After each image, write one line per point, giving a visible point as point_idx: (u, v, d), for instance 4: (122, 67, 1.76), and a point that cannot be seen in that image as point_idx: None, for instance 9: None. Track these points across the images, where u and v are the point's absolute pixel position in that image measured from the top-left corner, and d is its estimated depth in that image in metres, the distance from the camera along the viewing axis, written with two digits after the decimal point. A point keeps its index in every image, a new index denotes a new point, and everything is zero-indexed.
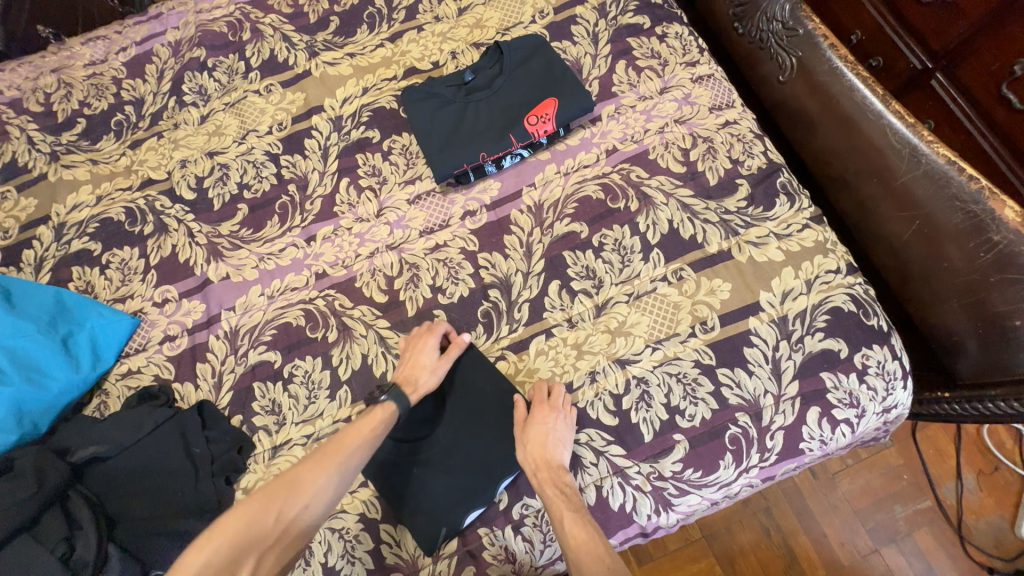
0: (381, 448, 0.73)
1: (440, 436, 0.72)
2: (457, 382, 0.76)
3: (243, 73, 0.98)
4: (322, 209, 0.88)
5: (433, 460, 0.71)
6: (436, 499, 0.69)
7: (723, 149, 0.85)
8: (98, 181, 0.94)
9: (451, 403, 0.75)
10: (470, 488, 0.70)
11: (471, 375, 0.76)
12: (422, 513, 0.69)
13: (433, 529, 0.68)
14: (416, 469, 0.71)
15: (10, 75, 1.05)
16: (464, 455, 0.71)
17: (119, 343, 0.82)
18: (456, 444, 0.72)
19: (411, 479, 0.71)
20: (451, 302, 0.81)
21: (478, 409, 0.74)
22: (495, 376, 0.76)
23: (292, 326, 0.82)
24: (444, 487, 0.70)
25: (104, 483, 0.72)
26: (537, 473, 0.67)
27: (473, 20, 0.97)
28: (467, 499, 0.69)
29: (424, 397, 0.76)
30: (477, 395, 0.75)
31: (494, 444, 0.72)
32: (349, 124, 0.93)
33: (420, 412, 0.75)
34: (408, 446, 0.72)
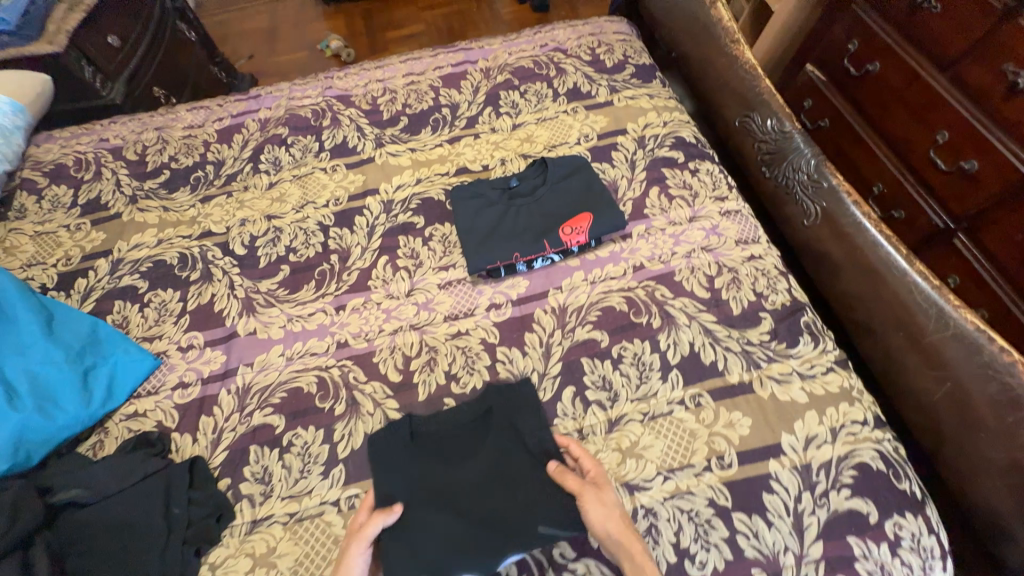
0: (409, 466, 0.72)
1: (465, 477, 0.71)
2: (507, 422, 0.76)
3: (315, 153, 1.11)
4: (357, 281, 0.93)
5: (445, 494, 0.70)
6: (437, 538, 0.66)
7: (747, 282, 0.87)
8: (163, 226, 1.03)
9: (490, 444, 0.74)
10: (471, 545, 0.65)
11: (523, 423, 0.75)
12: (415, 557, 0.64)
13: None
14: (432, 499, 0.69)
15: (119, 127, 1.21)
16: (484, 497, 0.69)
17: (134, 382, 0.83)
18: (482, 491, 0.69)
19: (422, 508, 0.68)
20: (463, 393, 0.81)
21: (519, 456, 0.72)
22: (545, 431, 0.74)
23: (303, 392, 0.82)
24: (454, 526, 0.67)
25: (74, 533, 0.69)
26: (622, 540, 0.62)
27: (525, 135, 1.09)
28: (464, 555, 0.64)
29: (470, 429, 0.76)
30: (530, 445, 0.73)
31: (527, 506, 0.68)
32: (398, 208, 1.01)
33: (461, 443, 0.74)
34: (437, 472, 0.72)
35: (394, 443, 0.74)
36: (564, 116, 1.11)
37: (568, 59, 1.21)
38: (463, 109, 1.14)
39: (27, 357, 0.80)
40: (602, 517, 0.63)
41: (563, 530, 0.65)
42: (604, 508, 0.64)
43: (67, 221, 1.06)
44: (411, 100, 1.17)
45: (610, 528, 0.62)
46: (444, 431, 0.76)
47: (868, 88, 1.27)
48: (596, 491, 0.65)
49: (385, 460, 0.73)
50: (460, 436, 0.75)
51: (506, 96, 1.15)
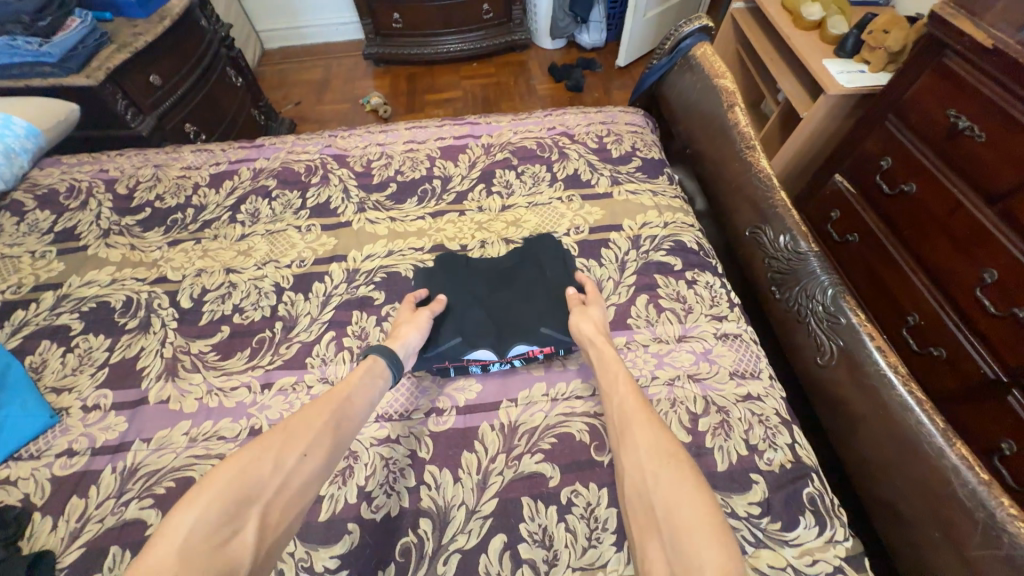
0: (452, 271, 0.89)
1: (498, 286, 0.87)
2: (533, 253, 0.91)
3: (295, 209, 1.07)
4: (294, 357, 0.83)
5: (477, 295, 0.85)
6: (464, 324, 0.81)
7: (739, 428, 0.72)
8: (123, 265, 0.99)
9: (519, 267, 0.89)
10: (491, 331, 0.79)
11: (547, 255, 0.90)
12: (447, 329, 0.80)
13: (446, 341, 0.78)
14: (466, 298, 0.84)
15: (122, 160, 1.23)
16: (504, 306, 0.83)
17: (19, 442, 0.74)
18: (509, 298, 0.84)
19: (457, 302, 0.84)
20: (372, 520, 0.67)
21: (541, 276, 0.87)
22: (563, 267, 0.89)
23: (191, 485, 0.70)
24: (480, 316, 0.82)
25: None
26: (594, 338, 0.76)
27: (512, 218, 1.01)
28: (486, 333, 0.79)
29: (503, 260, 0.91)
30: (550, 271, 0.88)
31: (543, 311, 0.82)
32: (361, 279, 0.93)
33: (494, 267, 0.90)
34: (473, 281, 0.87)
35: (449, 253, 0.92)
36: (557, 203, 1.04)
37: (572, 144, 1.16)
38: (454, 183, 1.09)
39: None
40: (586, 317, 0.78)
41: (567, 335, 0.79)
42: (586, 317, 0.78)
43: (35, 247, 1.03)
44: (405, 167, 1.13)
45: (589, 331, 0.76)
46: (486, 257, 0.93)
47: (901, 209, 1.15)
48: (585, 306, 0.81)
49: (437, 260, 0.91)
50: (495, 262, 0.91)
51: (501, 175, 1.10)
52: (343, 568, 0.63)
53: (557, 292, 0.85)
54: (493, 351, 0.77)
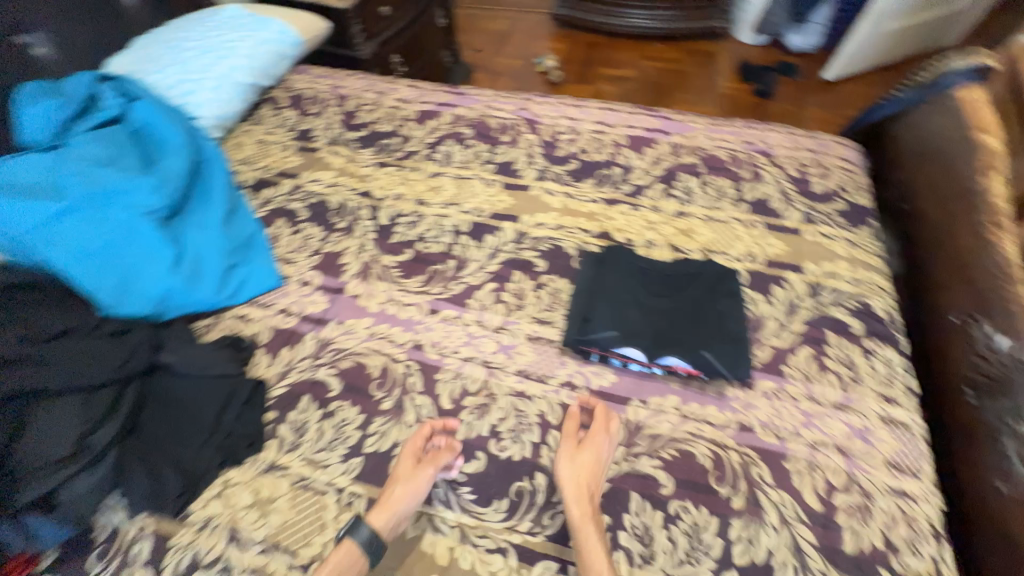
0: (620, 267, 0.91)
1: (663, 294, 0.87)
2: (705, 274, 0.90)
3: (483, 162, 1.16)
4: (458, 294, 0.94)
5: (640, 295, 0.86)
6: (621, 319, 0.83)
7: (880, 520, 0.67)
8: (341, 173, 1.18)
9: (688, 282, 0.88)
10: (646, 335, 0.81)
11: (721, 282, 0.89)
12: (604, 318, 0.84)
13: (602, 329, 0.82)
14: (629, 295, 0.86)
15: (353, 81, 1.43)
16: (665, 314, 0.84)
17: (256, 292, 0.96)
18: (671, 309, 0.85)
19: (620, 295, 0.87)
20: (497, 456, 0.76)
21: (708, 299, 0.86)
22: (732, 297, 0.87)
23: (365, 371, 0.86)
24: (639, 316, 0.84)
25: (159, 393, 0.80)
26: (579, 504, 0.68)
27: (685, 227, 1.00)
28: (641, 336, 0.81)
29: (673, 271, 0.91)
30: (719, 297, 0.86)
31: (701, 334, 0.82)
32: (528, 243, 1.01)
33: (663, 275, 0.90)
34: (640, 282, 0.89)
35: (620, 249, 0.95)
36: (736, 224, 1.00)
37: (769, 166, 1.09)
38: (634, 175, 1.10)
39: (201, 235, 0.96)
40: (571, 461, 0.70)
41: (718, 366, 0.79)
42: (595, 452, 0.71)
43: (283, 140, 1.28)
44: (590, 147, 1.16)
45: (571, 486, 0.68)
46: (655, 261, 0.93)
47: None
48: (575, 450, 0.72)
49: (610, 253, 0.95)
50: (665, 270, 0.91)
51: (683, 179, 1.07)
52: (467, 485, 0.74)
53: (720, 320, 0.84)
54: (644, 353, 0.79)
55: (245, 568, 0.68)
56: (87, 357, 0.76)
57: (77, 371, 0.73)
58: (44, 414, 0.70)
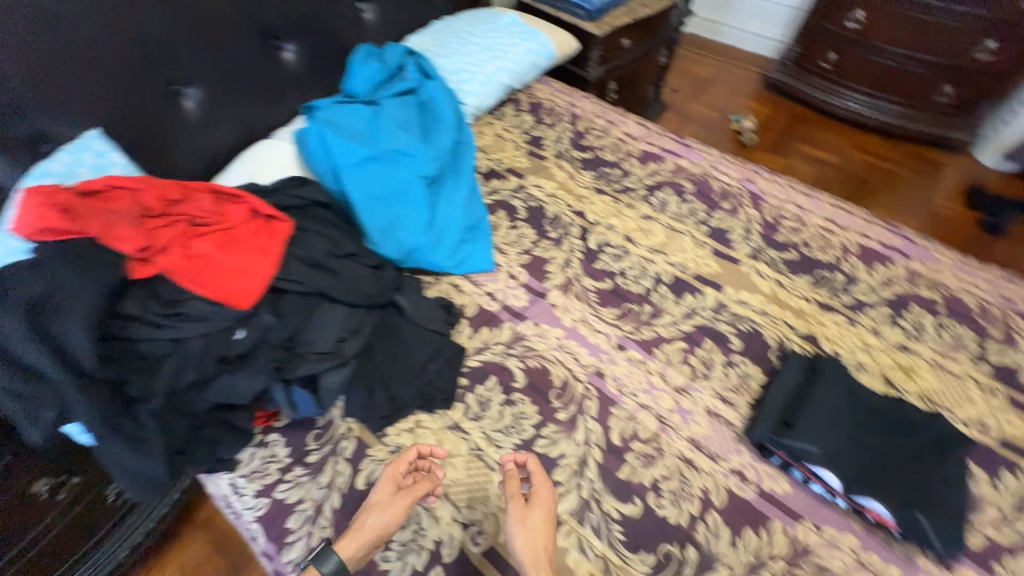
0: (834, 382, 0.86)
1: (877, 430, 0.81)
2: (929, 428, 0.82)
3: (697, 220, 1.18)
4: (647, 340, 0.98)
5: (853, 421, 0.81)
6: (830, 438, 0.78)
7: None
8: (561, 187, 1.28)
9: (909, 429, 0.81)
10: (854, 466, 0.76)
11: (945, 443, 0.81)
12: (811, 429, 0.79)
13: (805, 439, 0.78)
14: (842, 416, 0.81)
15: (588, 105, 1.54)
16: (878, 452, 0.78)
17: (473, 269, 1.08)
18: (885, 450, 0.79)
19: (832, 412, 0.81)
20: (654, 510, 0.78)
21: (929, 456, 0.79)
22: (954, 464, 0.79)
23: (549, 377, 0.93)
24: (851, 444, 0.78)
25: (389, 326, 0.94)
26: (535, 565, 0.69)
27: (907, 364, 0.92)
28: (848, 465, 0.76)
29: (892, 410, 0.84)
30: (942, 460, 0.79)
31: (917, 491, 0.75)
32: (727, 316, 1.00)
33: (881, 410, 0.83)
34: (854, 407, 0.83)
35: (833, 363, 0.90)
36: (970, 384, 0.90)
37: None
38: (857, 288, 1.04)
39: (447, 206, 1.10)
40: (523, 525, 0.72)
41: (930, 534, 0.72)
42: (543, 516, 0.73)
43: (517, 140, 1.42)
44: (814, 243, 1.12)
45: (524, 550, 0.70)
46: (871, 391, 0.87)
47: None
48: (525, 510, 0.73)
49: (822, 363, 0.89)
50: (882, 405, 0.84)
51: (916, 313, 0.99)
52: (620, 523, 0.77)
53: (939, 485, 0.76)
54: (848, 485, 0.75)
55: (419, 502, 0.79)
56: (355, 278, 0.91)
57: (349, 287, 0.89)
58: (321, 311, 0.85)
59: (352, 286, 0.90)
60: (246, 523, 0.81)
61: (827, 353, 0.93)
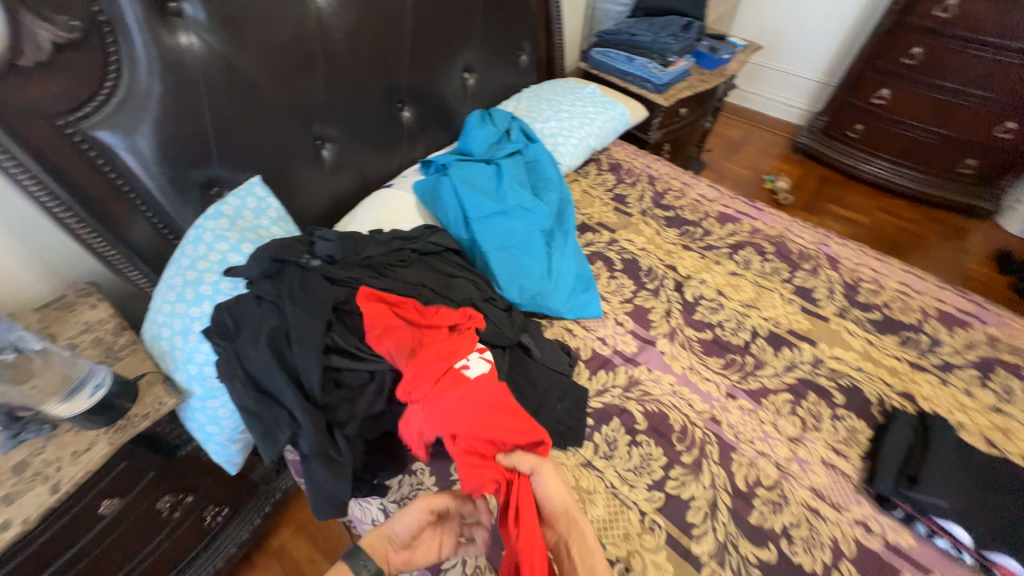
0: (944, 441, 0.90)
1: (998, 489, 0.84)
2: None
3: (781, 279, 1.29)
4: (755, 390, 1.05)
5: (974, 481, 0.84)
6: (951, 495, 0.82)
7: None
8: (650, 243, 1.40)
9: None
10: (977, 520, 0.80)
11: None
12: (939, 484, 0.83)
13: (932, 494, 0.82)
14: (962, 475, 0.85)
15: (661, 168, 1.69)
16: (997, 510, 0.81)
17: (583, 315, 1.18)
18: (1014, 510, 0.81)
19: (950, 472, 0.85)
20: (790, 557, 0.82)
21: None
22: None
23: (668, 420, 1.00)
24: (975, 501, 0.82)
25: (520, 366, 1.02)
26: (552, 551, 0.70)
27: (1001, 424, 0.98)
28: (983, 523, 0.79)
29: (1011, 471, 0.87)
30: None
31: None
32: (824, 372, 1.08)
33: (1002, 471, 0.86)
34: (968, 464, 0.87)
35: (935, 424, 0.94)
36: None
37: None
38: (944, 350, 1.11)
39: (561, 257, 1.21)
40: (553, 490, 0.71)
41: None
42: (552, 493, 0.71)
43: (603, 197, 1.56)
44: (895, 305, 1.21)
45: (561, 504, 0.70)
46: (984, 454, 0.90)
47: None
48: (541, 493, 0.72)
49: (930, 424, 0.94)
50: (1001, 468, 0.87)
51: (1001, 375, 1.06)
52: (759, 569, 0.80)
53: None
54: (975, 538, 0.78)
55: None
56: (492, 321, 1.02)
57: (489, 329, 1.00)
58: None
59: (491, 328, 1.00)
60: None
61: (927, 412, 0.98)
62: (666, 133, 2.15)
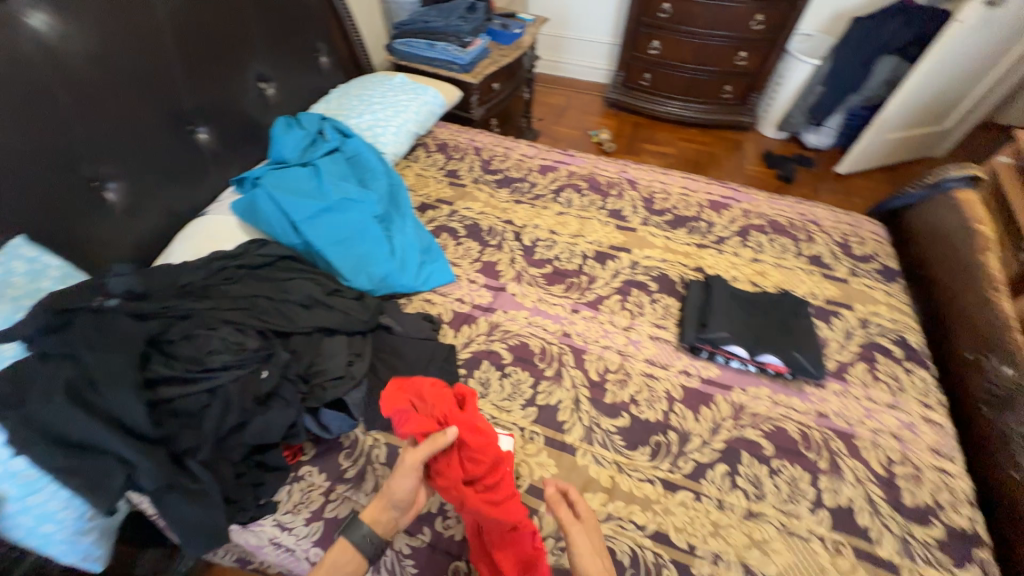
0: (720, 292, 1.18)
1: (757, 314, 1.13)
2: (791, 306, 1.15)
3: (597, 207, 1.51)
4: (593, 300, 1.23)
5: (741, 313, 1.13)
6: (729, 327, 1.09)
7: (930, 485, 0.90)
8: (486, 206, 1.52)
9: (778, 309, 1.14)
10: (745, 339, 1.07)
11: (803, 317, 1.13)
12: (720, 322, 1.09)
13: (717, 330, 1.08)
14: (734, 312, 1.12)
15: (485, 139, 1.83)
16: (758, 329, 1.09)
17: (438, 283, 1.25)
18: (767, 325, 1.11)
19: (727, 312, 1.12)
20: (639, 416, 1.01)
21: (793, 320, 1.12)
22: (806, 317, 1.13)
23: (529, 348, 1.13)
24: (743, 326, 1.09)
25: (384, 344, 1.06)
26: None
27: (759, 269, 1.30)
28: (749, 338, 1.07)
29: (763, 298, 1.17)
30: (800, 318, 1.13)
31: (798, 339, 1.07)
32: (640, 270, 1.31)
33: (759, 301, 1.16)
34: (736, 302, 1.15)
35: (713, 282, 1.21)
36: (800, 271, 1.30)
37: (819, 232, 1.41)
38: (717, 228, 1.43)
39: (403, 237, 1.26)
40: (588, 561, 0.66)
41: (810, 362, 1.03)
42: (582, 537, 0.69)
43: (437, 176, 1.64)
44: (680, 205, 1.51)
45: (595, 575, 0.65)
46: (748, 293, 1.20)
47: None
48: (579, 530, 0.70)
49: (711, 284, 1.22)
50: (758, 299, 1.17)
51: (755, 235, 1.40)
52: (617, 434, 0.98)
53: (803, 329, 1.10)
54: (747, 349, 1.05)
55: None
56: (344, 310, 1.03)
57: (341, 318, 1.01)
58: (327, 342, 0.96)
59: (343, 317, 1.01)
60: (303, 556, 0.86)
61: (709, 275, 1.25)
62: (488, 108, 2.30)
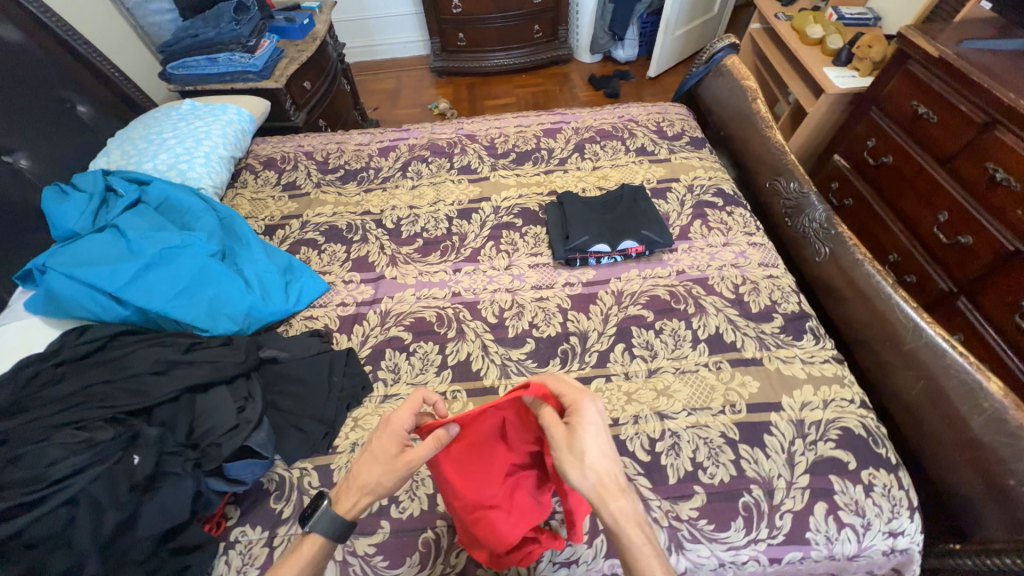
0: (573, 206, 1.29)
1: (608, 214, 1.27)
2: (632, 195, 1.30)
3: (447, 169, 1.53)
4: (470, 254, 1.27)
5: (595, 218, 1.25)
6: (589, 231, 1.20)
7: (766, 291, 1.13)
8: (338, 205, 1.45)
9: (623, 203, 1.29)
10: (604, 236, 1.20)
11: (643, 201, 1.28)
12: (581, 229, 1.20)
13: (579, 237, 1.19)
14: (591, 219, 1.24)
15: (312, 140, 1.72)
16: (613, 225, 1.22)
17: (312, 297, 1.19)
18: (619, 219, 1.24)
19: (585, 220, 1.23)
20: (542, 336, 1.09)
21: (639, 207, 1.26)
22: (645, 199, 1.29)
23: (426, 320, 1.14)
24: (600, 227, 1.22)
25: (273, 377, 1.00)
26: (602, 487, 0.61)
27: (601, 174, 1.44)
28: (607, 235, 1.20)
29: (608, 200, 1.31)
30: (643, 203, 1.28)
31: (645, 221, 1.22)
32: (503, 212, 1.37)
33: (606, 204, 1.30)
34: (587, 210, 1.28)
35: (566, 198, 1.32)
36: (632, 164, 1.46)
37: (638, 127, 1.59)
38: (557, 152, 1.54)
39: (255, 266, 1.17)
40: (592, 459, 0.60)
41: (659, 236, 1.19)
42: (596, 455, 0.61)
43: (274, 194, 1.51)
44: (520, 142, 1.58)
45: (589, 484, 0.60)
46: (596, 199, 1.33)
47: (885, 174, 1.57)
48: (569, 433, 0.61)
49: (565, 200, 1.32)
50: (605, 202, 1.31)
51: (590, 147, 1.54)
52: (528, 358, 1.05)
53: (647, 211, 1.25)
54: (608, 244, 1.18)
55: None
56: (212, 360, 0.94)
57: (212, 368, 0.92)
58: (202, 400, 0.88)
59: (214, 366, 0.93)
60: None
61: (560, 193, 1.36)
62: (309, 111, 2.14)
